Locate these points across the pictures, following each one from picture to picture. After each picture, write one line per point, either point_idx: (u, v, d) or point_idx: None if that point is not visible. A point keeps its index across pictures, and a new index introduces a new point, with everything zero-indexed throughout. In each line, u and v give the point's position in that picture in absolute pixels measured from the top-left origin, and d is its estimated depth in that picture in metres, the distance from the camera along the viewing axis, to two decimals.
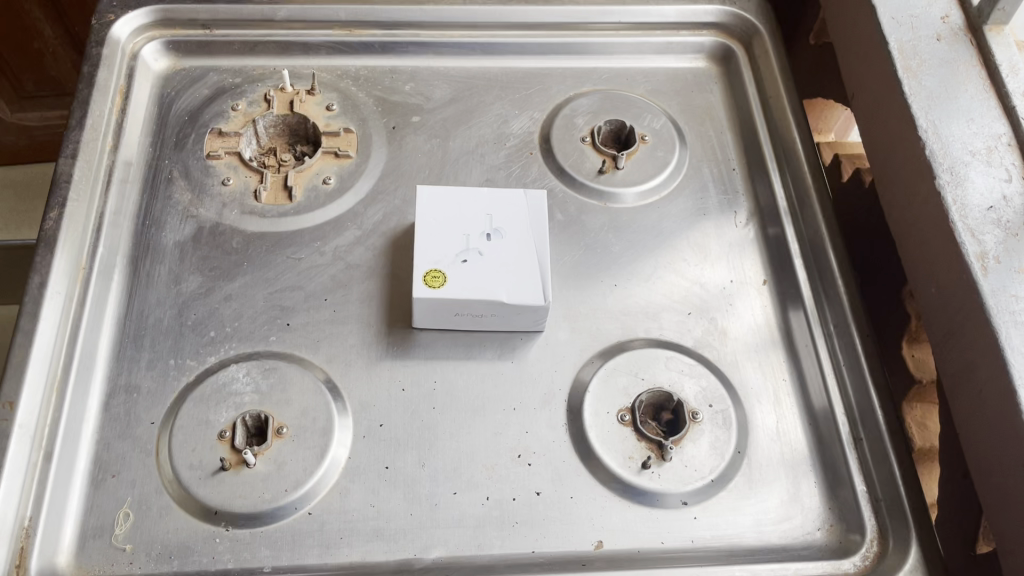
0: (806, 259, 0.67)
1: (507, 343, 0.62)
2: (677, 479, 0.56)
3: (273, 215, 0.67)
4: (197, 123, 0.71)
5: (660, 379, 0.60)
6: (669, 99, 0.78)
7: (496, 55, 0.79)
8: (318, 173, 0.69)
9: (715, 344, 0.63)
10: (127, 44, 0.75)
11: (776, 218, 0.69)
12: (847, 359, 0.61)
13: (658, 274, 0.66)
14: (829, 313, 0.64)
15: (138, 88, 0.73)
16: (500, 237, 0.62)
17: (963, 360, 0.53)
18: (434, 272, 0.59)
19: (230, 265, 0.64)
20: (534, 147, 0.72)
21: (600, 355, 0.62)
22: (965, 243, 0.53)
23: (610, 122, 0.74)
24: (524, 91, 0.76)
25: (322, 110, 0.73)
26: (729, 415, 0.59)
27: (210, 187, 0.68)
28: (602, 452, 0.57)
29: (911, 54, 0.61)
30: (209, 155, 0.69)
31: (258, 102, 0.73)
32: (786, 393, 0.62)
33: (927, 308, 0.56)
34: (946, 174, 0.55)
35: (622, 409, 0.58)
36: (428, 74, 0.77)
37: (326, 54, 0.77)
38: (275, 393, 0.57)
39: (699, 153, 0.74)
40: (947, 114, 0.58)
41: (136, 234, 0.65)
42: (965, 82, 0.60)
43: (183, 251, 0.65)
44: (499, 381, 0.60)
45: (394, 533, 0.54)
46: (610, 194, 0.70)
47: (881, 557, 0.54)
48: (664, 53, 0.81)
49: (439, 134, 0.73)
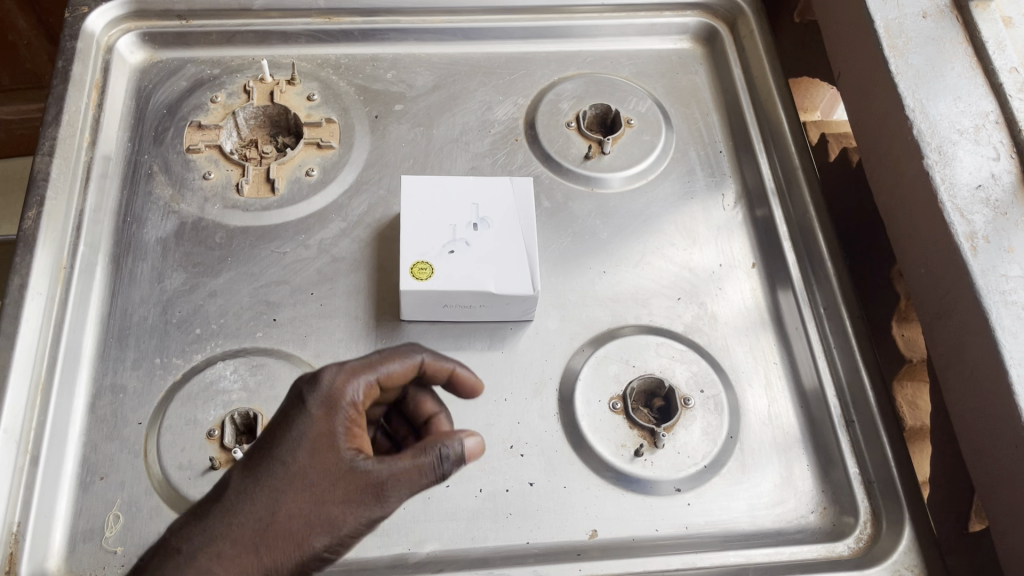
0: (793, 240, 0.67)
1: (496, 333, 0.62)
2: (669, 466, 0.56)
3: (255, 209, 0.66)
4: (176, 117, 0.70)
5: (651, 366, 0.60)
6: (654, 81, 0.77)
7: (479, 41, 0.77)
8: (301, 164, 0.68)
9: (705, 329, 0.63)
10: (101, 37, 0.73)
11: (763, 199, 0.69)
12: (837, 340, 0.61)
13: (647, 258, 0.66)
14: (818, 294, 0.64)
15: (114, 81, 0.72)
16: (487, 226, 0.61)
17: (955, 339, 0.52)
18: (421, 264, 0.59)
19: (214, 261, 0.63)
20: (519, 134, 0.71)
21: (590, 343, 0.61)
22: (954, 224, 0.52)
23: (595, 106, 0.73)
24: (508, 77, 0.75)
25: (303, 100, 0.71)
26: (720, 399, 0.59)
27: (191, 182, 0.67)
28: (595, 440, 0.57)
29: (897, 33, 0.60)
30: (189, 148, 0.68)
31: (237, 93, 0.71)
32: (777, 376, 0.61)
33: (916, 288, 0.56)
34: (934, 153, 0.55)
35: (614, 396, 0.59)
36: (410, 61, 0.75)
37: (305, 42, 0.75)
38: (262, 390, 0.57)
39: (685, 135, 0.73)
40: (933, 92, 0.57)
41: (117, 231, 0.64)
42: (952, 59, 0.59)
43: (166, 247, 0.64)
44: (489, 372, 0.60)
45: (387, 528, 0.54)
46: (596, 179, 0.69)
47: (875, 540, 0.54)
48: (648, 35, 0.80)
49: (422, 121, 0.72)
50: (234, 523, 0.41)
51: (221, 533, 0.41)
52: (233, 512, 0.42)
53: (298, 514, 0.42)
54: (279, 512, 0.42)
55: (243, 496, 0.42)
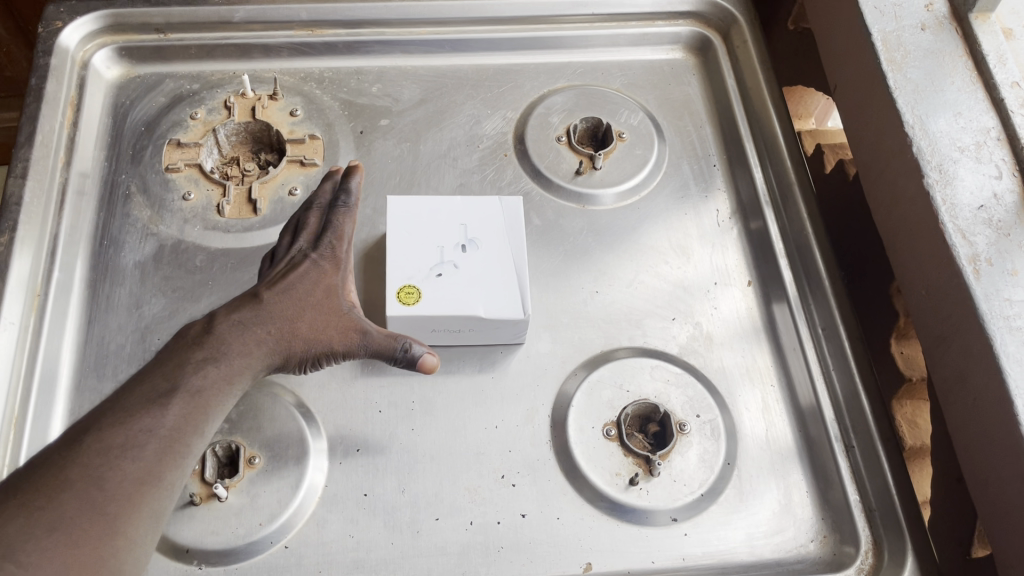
0: (790, 257, 0.65)
1: (486, 357, 0.60)
2: (665, 495, 0.55)
3: (237, 230, 0.64)
4: (154, 134, 0.68)
5: (646, 390, 0.58)
6: (646, 92, 0.75)
7: (467, 52, 0.75)
8: (284, 183, 0.66)
9: (700, 350, 0.61)
10: (77, 53, 0.70)
11: (757, 211, 0.68)
12: (836, 363, 0.60)
13: (640, 277, 0.64)
14: (816, 315, 0.62)
15: (90, 97, 0.69)
16: (475, 247, 0.59)
17: (957, 364, 0.51)
18: (408, 287, 0.57)
19: (194, 285, 0.61)
20: (508, 149, 0.70)
21: (583, 366, 0.60)
22: (956, 246, 0.51)
23: (586, 119, 0.71)
24: (496, 89, 0.73)
25: (285, 116, 0.69)
26: (717, 424, 0.58)
27: (170, 203, 0.65)
28: (589, 469, 0.55)
29: (895, 46, 0.58)
30: (167, 168, 0.66)
31: (217, 109, 0.69)
32: (774, 400, 0.60)
33: (917, 311, 0.55)
34: (934, 172, 0.53)
35: (608, 423, 0.57)
36: (396, 74, 0.73)
37: (287, 55, 0.73)
38: (245, 420, 0.55)
39: (677, 148, 0.72)
40: (933, 108, 0.56)
41: (93, 255, 0.62)
42: (951, 73, 0.57)
43: (144, 271, 0.62)
44: (479, 398, 0.58)
45: (375, 564, 0.52)
46: (587, 196, 0.68)
47: (876, 572, 0.52)
48: (640, 45, 0.78)
49: (409, 137, 0.70)
50: (235, 356, 0.50)
51: (247, 327, 0.51)
52: (253, 324, 0.52)
53: (296, 345, 0.52)
54: (289, 310, 0.53)
55: (274, 295, 0.53)
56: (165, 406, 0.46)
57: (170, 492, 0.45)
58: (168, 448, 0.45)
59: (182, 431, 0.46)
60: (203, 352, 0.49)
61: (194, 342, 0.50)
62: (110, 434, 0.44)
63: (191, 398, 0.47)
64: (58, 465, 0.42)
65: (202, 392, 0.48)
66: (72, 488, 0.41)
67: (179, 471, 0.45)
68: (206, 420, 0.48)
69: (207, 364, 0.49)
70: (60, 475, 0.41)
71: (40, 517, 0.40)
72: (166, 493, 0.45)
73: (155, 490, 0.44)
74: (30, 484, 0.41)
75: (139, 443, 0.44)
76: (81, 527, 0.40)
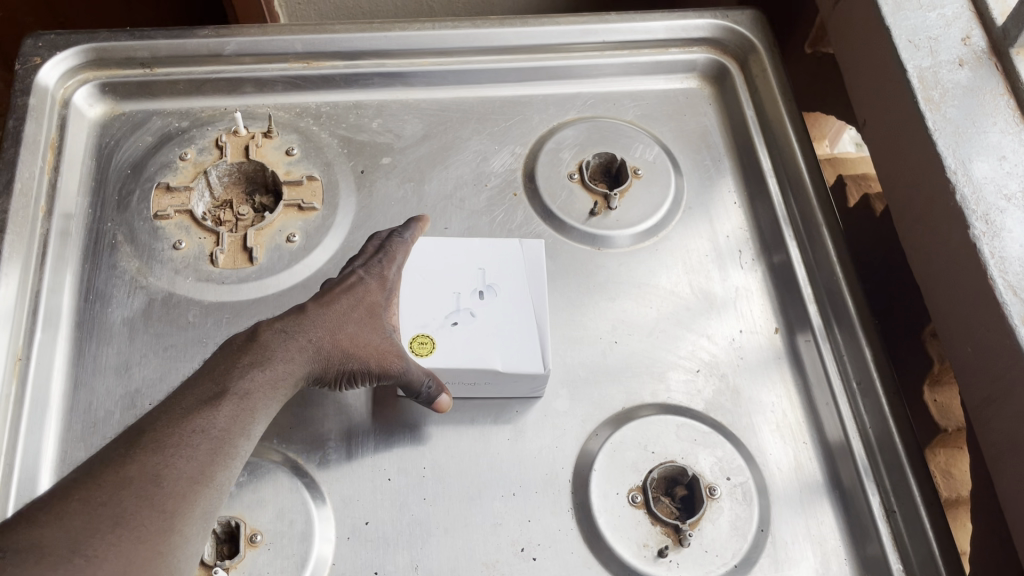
0: (820, 303, 0.61)
1: (501, 417, 0.56)
2: (697, 567, 0.51)
3: (232, 281, 0.60)
4: (141, 178, 0.64)
5: (672, 452, 0.55)
6: (660, 124, 0.72)
7: (471, 84, 0.71)
8: (281, 230, 0.62)
9: (728, 406, 0.58)
10: (57, 90, 0.66)
11: (780, 245, 0.64)
12: (873, 420, 0.56)
13: (661, 325, 0.61)
14: (850, 368, 0.58)
15: (72, 138, 0.65)
16: (494, 294, 0.56)
17: (1010, 429, 0.47)
18: (422, 336, 0.53)
19: (186, 342, 0.57)
20: (517, 187, 0.66)
21: (604, 426, 0.56)
22: (1007, 303, 0.47)
23: (599, 155, 0.68)
24: (503, 123, 0.70)
25: (281, 155, 0.65)
26: (749, 487, 0.54)
27: (159, 252, 0.61)
28: (614, 541, 0.52)
29: (932, 83, 0.55)
30: (156, 215, 0.62)
31: (208, 149, 0.65)
32: (807, 460, 0.56)
33: (963, 368, 0.51)
34: (980, 222, 0.50)
35: (633, 488, 0.54)
36: (398, 108, 0.70)
37: (282, 90, 0.69)
38: (245, 494, 0.51)
39: (695, 184, 0.68)
40: (975, 152, 0.52)
41: (78, 312, 0.58)
42: (993, 113, 0.54)
43: (133, 329, 0.58)
44: (495, 463, 0.55)
45: None
46: (602, 238, 0.64)
47: None
48: (652, 74, 0.74)
49: (412, 176, 0.66)
50: (281, 362, 0.47)
51: (292, 335, 0.48)
52: (298, 333, 0.49)
53: (335, 356, 0.49)
54: (333, 321, 0.50)
55: (319, 307, 0.50)
56: (216, 408, 0.43)
57: (218, 496, 0.41)
58: (219, 449, 0.42)
59: (232, 434, 0.43)
60: (249, 358, 0.46)
61: (240, 349, 0.47)
62: (166, 431, 0.41)
63: (241, 401, 0.44)
64: (117, 462, 0.39)
65: (250, 396, 0.45)
66: (122, 495, 0.37)
67: (229, 473, 0.42)
68: (252, 425, 0.44)
69: (253, 369, 0.46)
70: (105, 483, 0.38)
71: (104, 510, 0.37)
72: (217, 494, 0.41)
73: (207, 490, 0.40)
74: (84, 488, 0.37)
75: (191, 443, 0.41)
76: (145, 521, 0.37)
